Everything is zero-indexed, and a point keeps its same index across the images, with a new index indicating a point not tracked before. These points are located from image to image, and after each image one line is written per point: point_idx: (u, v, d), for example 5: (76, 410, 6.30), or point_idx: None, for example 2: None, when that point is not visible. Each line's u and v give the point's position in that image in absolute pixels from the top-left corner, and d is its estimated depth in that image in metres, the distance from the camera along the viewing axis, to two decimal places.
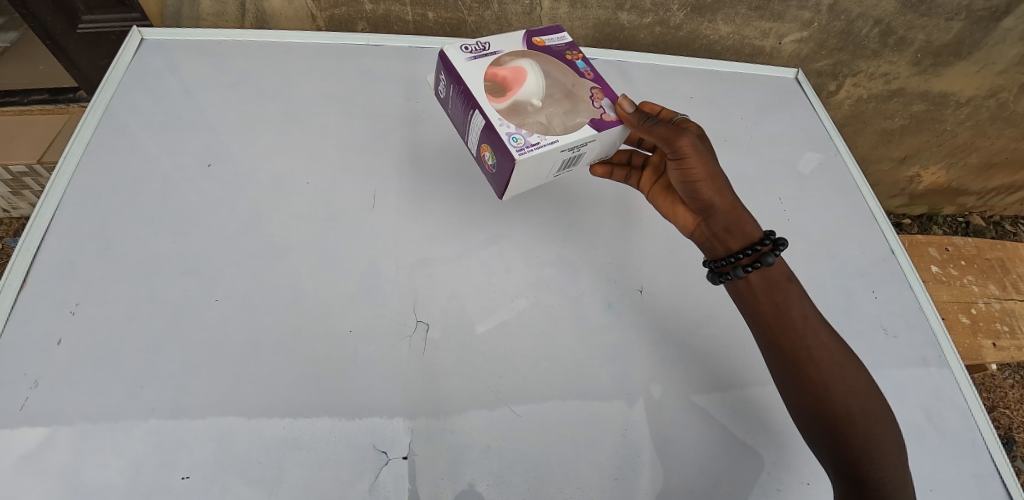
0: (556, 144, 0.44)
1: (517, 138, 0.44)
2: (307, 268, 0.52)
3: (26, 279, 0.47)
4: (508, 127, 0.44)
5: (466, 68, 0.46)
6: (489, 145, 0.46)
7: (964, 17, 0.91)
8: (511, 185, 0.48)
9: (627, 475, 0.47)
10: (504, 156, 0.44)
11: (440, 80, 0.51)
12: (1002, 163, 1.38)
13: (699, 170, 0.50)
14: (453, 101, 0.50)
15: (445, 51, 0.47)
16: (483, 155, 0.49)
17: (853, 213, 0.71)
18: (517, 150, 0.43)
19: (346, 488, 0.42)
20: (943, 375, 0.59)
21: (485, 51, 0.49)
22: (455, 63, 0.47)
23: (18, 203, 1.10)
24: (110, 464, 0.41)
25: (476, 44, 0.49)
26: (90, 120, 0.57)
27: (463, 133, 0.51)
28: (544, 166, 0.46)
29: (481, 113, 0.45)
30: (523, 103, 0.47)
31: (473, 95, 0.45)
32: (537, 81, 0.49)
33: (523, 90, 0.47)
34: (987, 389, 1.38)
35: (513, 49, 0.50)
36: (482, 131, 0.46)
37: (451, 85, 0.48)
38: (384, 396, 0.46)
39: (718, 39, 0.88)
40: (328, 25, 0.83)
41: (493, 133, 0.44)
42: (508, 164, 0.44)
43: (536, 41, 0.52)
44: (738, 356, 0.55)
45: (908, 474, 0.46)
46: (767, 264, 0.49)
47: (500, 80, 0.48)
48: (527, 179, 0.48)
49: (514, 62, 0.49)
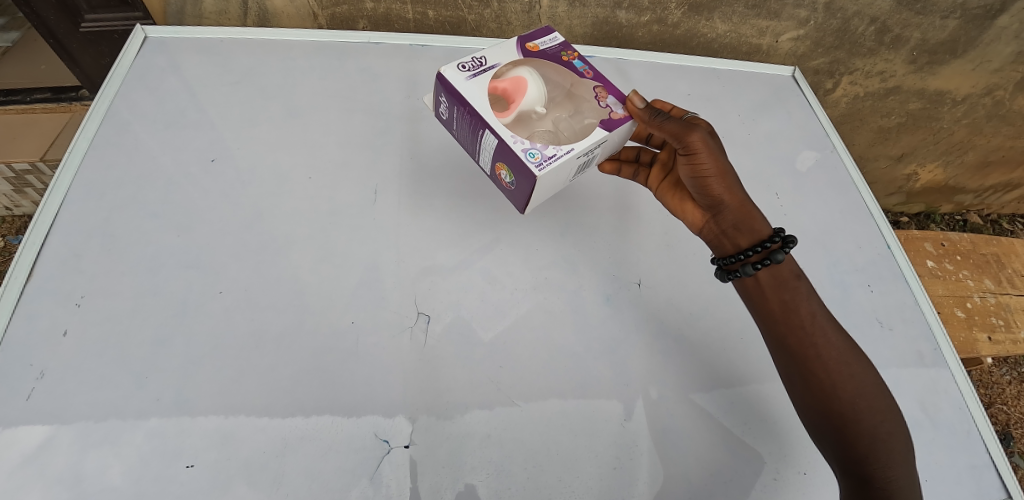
0: (572, 153, 0.45)
1: (533, 153, 0.44)
2: (309, 262, 0.53)
3: (32, 272, 0.48)
4: (522, 144, 0.44)
5: (468, 89, 0.46)
6: (505, 164, 0.47)
7: (959, 15, 0.91)
8: (532, 200, 0.49)
9: (624, 464, 0.47)
10: (523, 173, 0.45)
11: (441, 101, 0.50)
12: (998, 161, 1.39)
13: (709, 165, 0.51)
14: (458, 121, 0.50)
15: (443, 72, 0.47)
16: (500, 174, 0.50)
17: (849, 209, 0.71)
18: (536, 166, 0.43)
19: (348, 477, 0.43)
20: (939, 367, 0.60)
21: (482, 67, 0.48)
22: (457, 85, 0.46)
23: (21, 201, 1.11)
24: (117, 453, 0.41)
25: (473, 60, 0.48)
26: (94, 117, 0.58)
27: (473, 152, 0.51)
28: (562, 175, 0.47)
29: (493, 133, 0.45)
30: (527, 112, 0.49)
31: (482, 116, 0.45)
32: (539, 88, 0.49)
33: (526, 99, 0.48)
34: (984, 385, 1.38)
35: (510, 59, 0.50)
36: (496, 150, 0.47)
37: (454, 107, 0.48)
38: (385, 386, 0.47)
39: (715, 38, 0.89)
40: (329, 24, 0.84)
41: (508, 151, 0.45)
42: (528, 181, 0.45)
43: (529, 47, 0.51)
44: (735, 348, 0.56)
45: (916, 474, 0.47)
46: (777, 261, 0.49)
47: (501, 93, 0.49)
48: (546, 190, 0.48)
49: (512, 73, 0.50)
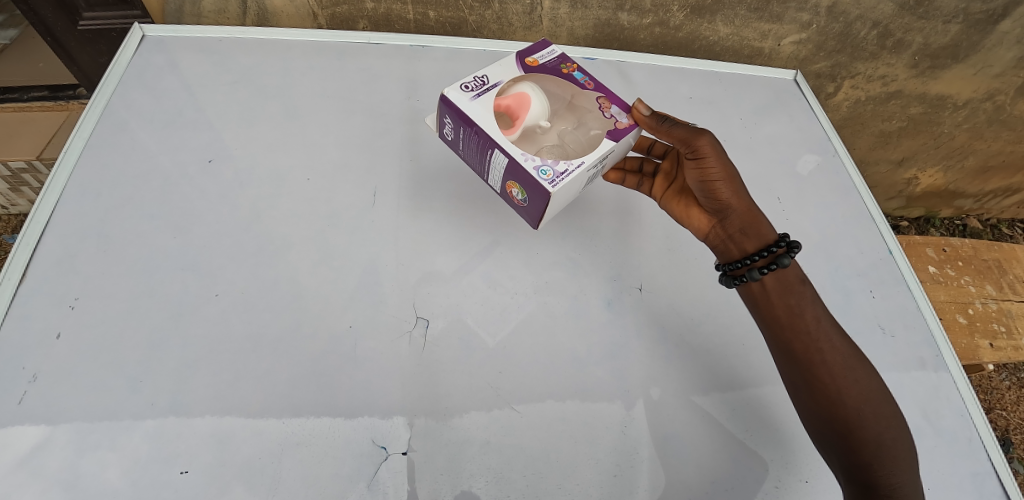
0: (583, 167, 0.44)
1: (545, 170, 0.43)
2: (307, 265, 0.52)
3: (26, 273, 0.47)
4: (534, 162, 0.44)
5: (473, 110, 0.45)
6: (518, 183, 0.46)
7: (961, 20, 0.91)
8: (545, 216, 0.48)
9: (625, 471, 0.47)
10: (536, 190, 0.44)
11: (445, 122, 0.50)
12: (998, 166, 1.39)
13: (717, 169, 0.52)
14: (465, 141, 0.49)
15: (447, 94, 0.46)
16: (511, 193, 0.50)
17: (851, 213, 0.71)
18: (549, 183, 0.43)
19: (344, 485, 0.42)
20: (941, 375, 0.59)
21: (486, 86, 0.47)
22: (462, 106, 0.45)
23: (18, 200, 1.10)
24: (107, 460, 0.41)
25: (474, 79, 0.48)
26: (91, 116, 0.58)
27: (482, 172, 0.51)
28: (574, 188, 0.47)
29: (503, 152, 0.44)
30: (532, 127, 0.49)
31: (490, 136, 0.45)
32: (542, 102, 0.49)
33: (531, 115, 0.48)
34: (984, 390, 1.38)
35: (511, 76, 0.49)
36: (506, 169, 0.46)
37: (461, 127, 0.48)
38: (384, 392, 0.46)
39: (717, 40, 0.88)
40: (330, 24, 0.84)
41: (519, 169, 0.44)
42: (542, 198, 0.44)
43: (529, 62, 0.51)
44: (739, 354, 0.55)
45: (920, 484, 0.46)
46: (783, 265, 0.50)
47: (505, 110, 0.48)
48: (558, 205, 0.48)
49: (514, 89, 0.49)
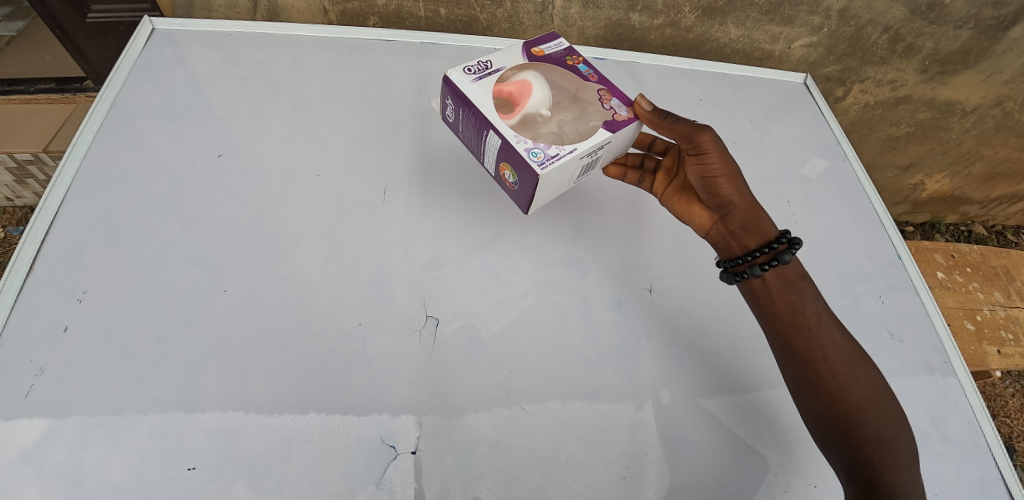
0: (575, 153, 0.44)
1: (536, 153, 0.43)
2: (317, 262, 0.52)
3: (33, 265, 0.47)
4: (525, 143, 0.44)
5: (473, 91, 0.46)
6: (509, 164, 0.46)
7: (972, 25, 0.91)
8: (535, 200, 0.48)
9: (634, 473, 0.47)
10: (526, 173, 0.44)
11: (447, 104, 0.50)
12: (1005, 173, 1.38)
13: (718, 165, 0.52)
14: (464, 123, 0.50)
15: (450, 75, 0.47)
16: (503, 175, 0.49)
17: (860, 218, 0.71)
18: (538, 164, 0.43)
19: (352, 484, 0.42)
20: (949, 380, 0.59)
21: (488, 70, 0.48)
22: (462, 87, 0.46)
23: (21, 192, 1.10)
24: (112, 456, 0.40)
25: (478, 64, 0.49)
26: (100, 109, 0.58)
27: (478, 154, 0.51)
28: (565, 175, 0.46)
29: (496, 133, 0.45)
30: (532, 115, 0.48)
31: (486, 117, 0.45)
32: (544, 90, 0.49)
33: (531, 102, 0.48)
34: (988, 397, 1.38)
35: (514, 63, 0.50)
36: (499, 151, 0.46)
37: (460, 108, 0.48)
38: (393, 391, 0.46)
39: (728, 42, 0.88)
40: (340, 20, 0.83)
41: (511, 151, 0.44)
42: (531, 180, 0.44)
43: (535, 51, 0.51)
44: (747, 357, 0.55)
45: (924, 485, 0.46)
46: (784, 261, 0.49)
47: (507, 96, 0.48)
48: (549, 190, 0.48)
49: (518, 76, 0.49)
